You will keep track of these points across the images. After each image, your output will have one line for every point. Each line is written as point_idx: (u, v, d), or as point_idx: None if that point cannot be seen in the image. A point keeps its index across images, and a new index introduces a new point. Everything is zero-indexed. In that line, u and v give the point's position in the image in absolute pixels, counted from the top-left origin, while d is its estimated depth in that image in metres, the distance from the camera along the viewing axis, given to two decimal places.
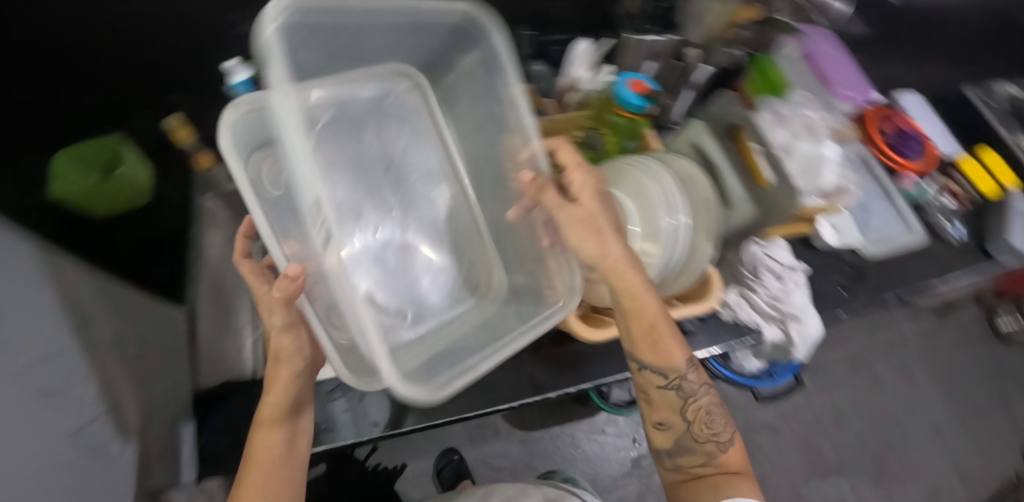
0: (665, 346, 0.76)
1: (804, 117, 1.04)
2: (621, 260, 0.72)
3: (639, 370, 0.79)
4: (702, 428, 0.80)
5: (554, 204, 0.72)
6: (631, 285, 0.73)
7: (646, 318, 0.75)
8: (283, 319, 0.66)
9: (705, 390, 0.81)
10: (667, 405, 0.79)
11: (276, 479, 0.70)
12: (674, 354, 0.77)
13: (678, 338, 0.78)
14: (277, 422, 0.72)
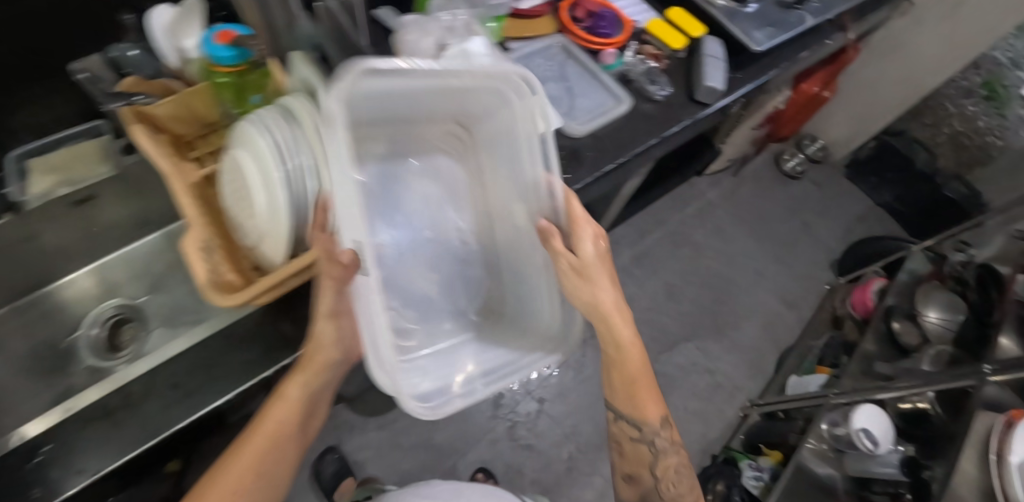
0: (647, 408, 0.64)
1: None
2: (615, 311, 0.55)
3: (633, 437, 0.66)
4: (671, 477, 0.66)
5: (581, 279, 0.54)
6: (619, 326, 0.56)
7: (631, 384, 0.62)
8: (342, 351, 0.54)
9: (687, 480, 0.67)
10: (653, 481, 0.67)
11: (265, 461, 0.51)
12: (649, 413, 0.64)
13: (648, 377, 0.63)
14: (284, 423, 0.53)
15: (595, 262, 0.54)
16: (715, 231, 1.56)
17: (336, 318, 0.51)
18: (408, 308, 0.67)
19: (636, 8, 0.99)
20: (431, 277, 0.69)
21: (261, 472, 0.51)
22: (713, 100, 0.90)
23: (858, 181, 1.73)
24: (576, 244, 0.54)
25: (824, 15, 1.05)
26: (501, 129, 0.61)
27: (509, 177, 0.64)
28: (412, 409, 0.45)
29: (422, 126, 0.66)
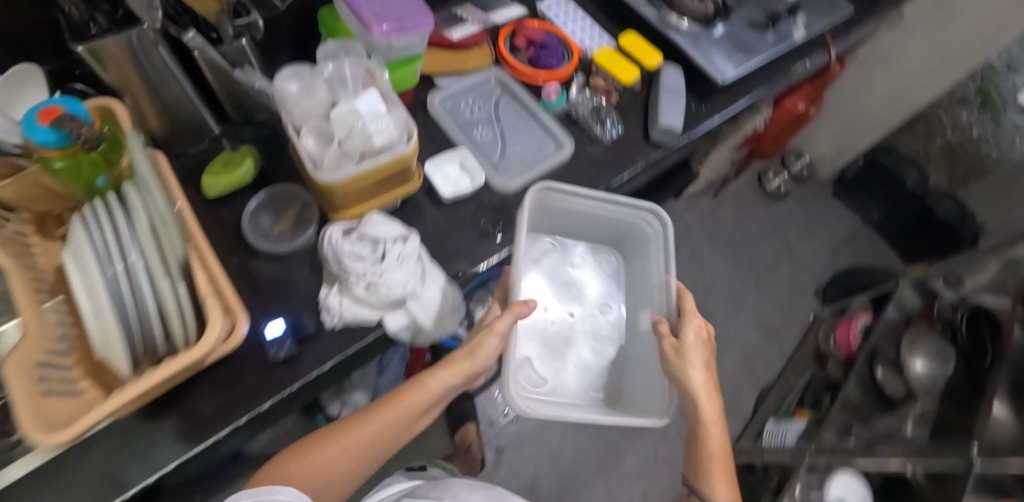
0: (714, 480, 0.58)
1: None
2: (704, 393, 0.58)
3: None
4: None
5: (674, 347, 0.61)
6: (704, 410, 0.58)
7: (704, 457, 0.59)
8: (484, 365, 0.61)
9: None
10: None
11: (382, 433, 0.58)
12: (720, 487, 0.57)
13: (721, 443, 0.59)
14: (415, 408, 0.59)
15: (693, 334, 0.61)
16: (691, 258, 1.46)
17: (466, 352, 0.61)
18: (606, 343, 0.80)
19: (585, 34, 0.89)
20: (558, 325, 0.81)
21: (365, 446, 0.58)
22: (670, 141, 0.79)
23: (846, 200, 1.63)
24: (683, 317, 0.64)
25: (800, 37, 0.94)
26: (638, 250, 0.80)
27: (636, 327, 0.79)
28: (511, 395, 0.62)
29: (594, 282, 0.83)
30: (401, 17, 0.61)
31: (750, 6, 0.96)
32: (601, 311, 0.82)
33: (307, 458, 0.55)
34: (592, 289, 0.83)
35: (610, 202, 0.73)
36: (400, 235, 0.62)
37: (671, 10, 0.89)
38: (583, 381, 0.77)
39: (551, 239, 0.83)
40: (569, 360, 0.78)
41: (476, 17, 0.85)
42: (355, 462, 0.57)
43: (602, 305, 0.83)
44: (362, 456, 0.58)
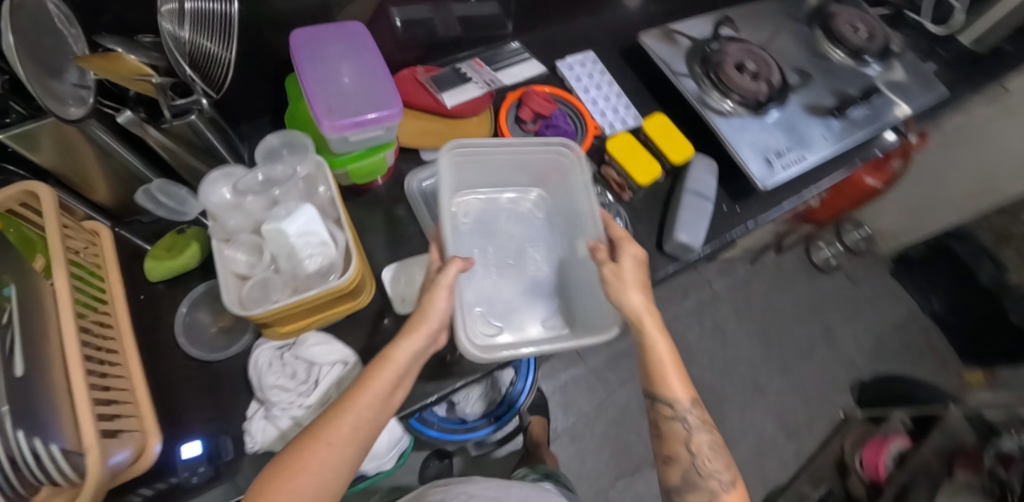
0: (667, 381, 0.52)
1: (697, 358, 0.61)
2: (645, 311, 0.51)
3: (668, 417, 0.53)
4: (705, 458, 0.52)
5: (612, 273, 0.53)
6: (648, 324, 0.51)
7: (657, 370, 0.52)
8: (439, 325, 0.49)
9: (726, 462, 0.52)
10: (687, 469, 0.52)
11: (366, 419, 0.45)
12: (675, 388, 0.52)
13: (675, 355, 0.52)
14: (385, 382, 0.46)
15: (628, 259, 0.54)
16: (713, 333, 1.31)
17: (421, 315, 0.49)
18: (546, 271, 0.66)
19: (607, 106, 0.76)
20: (497, 274, 0.64)
21: (343, 446, 0.43)
22: (684, 257, 0.67)
23: (906, 282, 1.41)
24: (620, 241, 0.56)
25: (872, 129, 0.77)
26: (565, 192, 0.67)
27: (579, 265, 0.64)
28: (470, 347, 0.50)
29: (527, 225, 0.69)
30: (361, 110, 0.51)
31: (814, 85, 0.80)
32: (539, 252, 0.67)
33: (280, 475, 0.41)
34: (522, 234, 0.68)
35: (537, 144, 0.63)
36: (336, 361, 0.55)
37: (715, 86, 0.74)
38: (532, 328, 0.62)
39: (474, 191, 0.69)
40: (508, 309, 0.63)
41: (482, 77, 0.75)
42: (348, 454, 0.43)
43: (538, 245, 0.68)
44: (358, 449, 0.44)
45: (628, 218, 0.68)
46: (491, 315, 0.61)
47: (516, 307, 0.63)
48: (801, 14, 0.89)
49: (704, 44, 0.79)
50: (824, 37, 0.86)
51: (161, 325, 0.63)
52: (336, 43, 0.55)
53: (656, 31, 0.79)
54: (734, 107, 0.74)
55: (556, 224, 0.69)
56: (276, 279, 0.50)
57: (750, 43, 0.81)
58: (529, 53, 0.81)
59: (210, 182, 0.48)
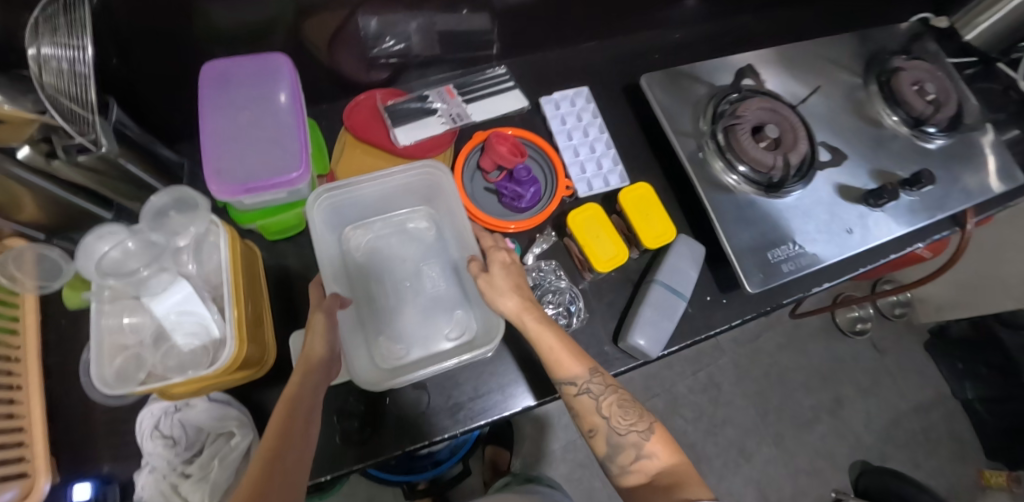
0: (559, 363, 0.47)
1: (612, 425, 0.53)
2: (514, 306, 0.47)
3: (573, 394, 0.47)
4: (617, 416, 0.45)
5: (484, 284, 0.49)
6: (528, 319, 0.47)
7: (548, 356, 0.47)
8: (330, 347, 0.48)
9: (638, 411, 0.46)
10: (608, 433, 0.46)
11: (295, 434, 0.42)
12: (569, 366, 0.47)
13: (557, 329, 0.48)
14: (301, 398, 0.44)
15: (502, 268, 0.50)
16: (706, 386, 1.17)
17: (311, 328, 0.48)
18: (440, 290, 0.60)
19: (588, 158, 0.66)
20: (397, 300, 0.58)
21: (285, 469, 0.40)
22: (640, 358, 0.58)
23: (939, 361, 1.24)
24: (489, 251, 0.52)
25: (910, 225, 0.67)
26: (442, 204, 0.60)
27: (475, 281, 0.57)
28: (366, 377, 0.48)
29: (420, 243, 0.62)
30: (259, 173, 0.47)
31: (850, 160, 0.69)
32: (435, 267, 0.60)
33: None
34: (413, 254, 0.61)
35: (403, 169, 0.56)
36: (227, 427, 0.52)
37: (720, 152, 0.63)
38: (439, 342, 0.56)
39: (364, 223, 0.61)
40: (407, 333, 0.57)
41: (449, 109, 0.65)
42: (291, 477, 0.40)
43: (434, 260, 0.61)
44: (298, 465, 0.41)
45: (579, 300, 0.60)
46: (395, 340, 0.56)
47: (406, 338, 0.57)
48: (856, 64, 0.75)
49: (722, 95, 0.67)
50: (880, 97, 0.73)
51: (77, 348, 0.60)
52: (248, 91, 0.50)
53: (667, 74, 0.67)
54: (741, 180, 0.63)
55: (437, 230, 0.62)
56: (152, 354, 0.47)
57: (779, 99, 0.68)
58: (514, 81, 0.71)
59: (89, 244, 0.46)
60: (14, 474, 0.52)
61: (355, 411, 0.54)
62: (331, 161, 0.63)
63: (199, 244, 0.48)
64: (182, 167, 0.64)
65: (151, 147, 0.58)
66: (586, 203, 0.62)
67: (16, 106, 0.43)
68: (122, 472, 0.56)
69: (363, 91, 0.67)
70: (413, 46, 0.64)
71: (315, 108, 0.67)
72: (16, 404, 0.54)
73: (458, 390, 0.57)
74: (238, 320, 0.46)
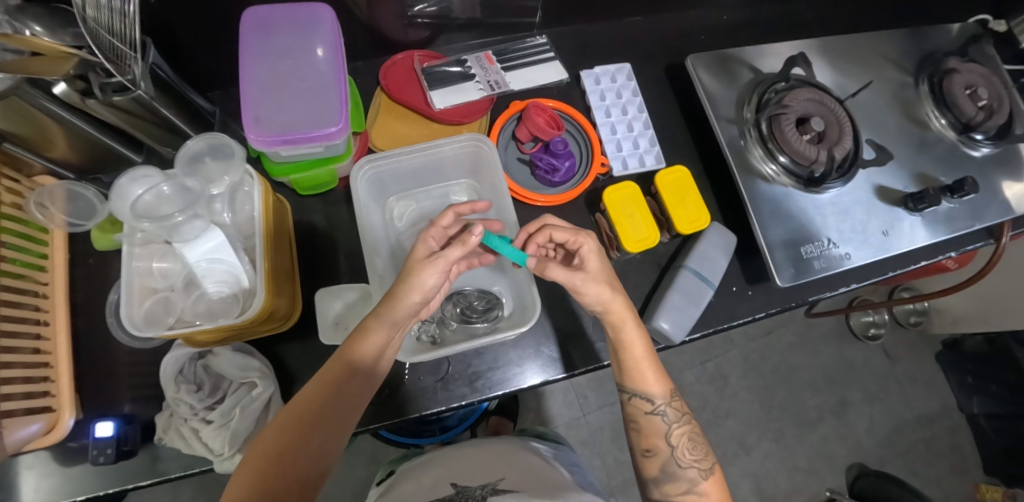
0: (643, 378, 0.48)
1: (653, 431, 0.49)
2: (620, 309, 0.47)
3: (646, 411, 0.49)
4: (685, 448, 0.48)
5: (586, 276, 0.46)
6: (630, 320, 0.48)
7: (633, 367, 0.49)
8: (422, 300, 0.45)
9: (704, 450, 0.49)
10: (669, 461, 0.48)
11: (326, 417, 0.43)
12: (651, 384, 0.48)
13: (648, 346, 0.49)
14: (349, 381, 0.44)
15: (594, 254, 0.48)
16: (713, 377, 1.18)
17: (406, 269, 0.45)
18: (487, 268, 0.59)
19: (625, 137, 0.64)
20: None
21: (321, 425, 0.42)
22: (661, 342, 0.58)
23: (950, 373, 1.23)
24: (578, 240, 0.48)
25: (947, 232, 0.65)
26: (490, 177, 0.58)
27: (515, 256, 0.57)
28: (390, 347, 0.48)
29: None
30: (297, 125, 0.46)
31: (895, 162, 0.66)
32: None
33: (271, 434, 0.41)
34: None
35: (446, 141, 0.55)
36: (250, 377, 0.52)
37: (762, 141, 0.61)
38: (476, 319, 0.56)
39: (408, 194, 0.60)
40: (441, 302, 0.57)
41: (487, 75, 0.63)
42: (334, 420, 0.43)
43: None
44: (323, 446, 0.42)
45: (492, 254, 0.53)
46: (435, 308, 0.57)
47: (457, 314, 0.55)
48: (908, 62, 0.72)
49: (768, 83, 0.64)
50: (930, 98, 0.70)
51: (104, 288, 0.60)
52: (288, 39, 0.49)
53: (714, 56, 0.65)
54: (780, 172, 0.61)
55: (487, 205, 0.61)
56: (181, 300, 0.47)
57: (827, 92, 0.65)
58: (554, 51, 0.68)
59: (122, 186, 0.44)
60: (41, 407, 0.53)
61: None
62: (366, 121, 0.62)
63: (232, 194, 0.48)
64: (214, 115, 0.64)
65: (186, 93, 0.57)
66: (622, 182, 0.61)
67: (55, 39, 0.42)
68: (144, 412, 0.57)
69: (400, 52, 0.66)
70: (454, 7, 0.62)
71: (350, 64, 0.65)
72: (43, 340, 0.54)
73: (477, 358, 0.56)
74: (268, 272, 0.46)
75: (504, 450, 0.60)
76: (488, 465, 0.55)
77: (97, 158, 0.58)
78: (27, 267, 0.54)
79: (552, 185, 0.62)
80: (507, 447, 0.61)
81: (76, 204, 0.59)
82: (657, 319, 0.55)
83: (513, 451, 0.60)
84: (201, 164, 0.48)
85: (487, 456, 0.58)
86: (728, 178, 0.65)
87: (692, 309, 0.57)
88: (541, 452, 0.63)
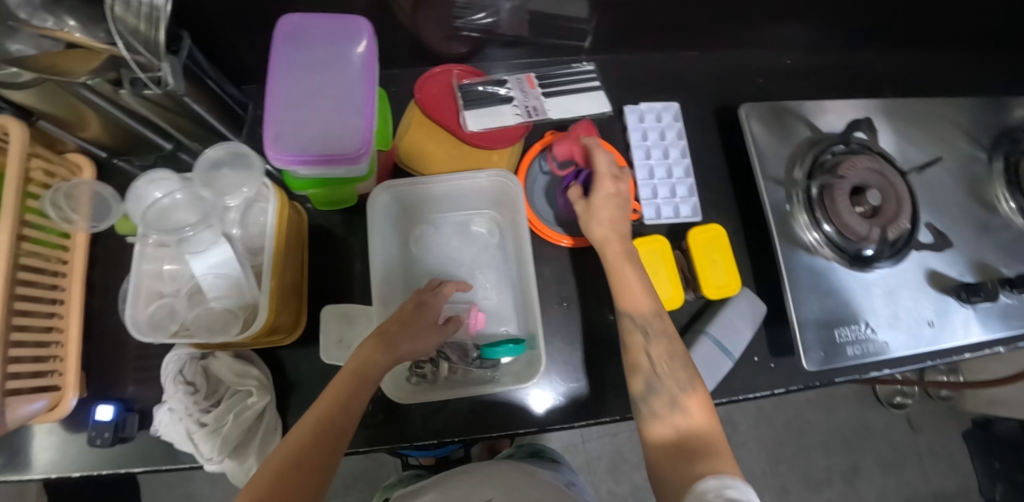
0: (629, 292, 0.48)
1: (635, 348, 0.46)
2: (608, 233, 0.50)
3: (629, 331, 0.47)
4: (664, 364, 0.44)
5: (586, 209, 0.52)
6: (613, 250, 0.50)
7: (619, 286, 0.49)
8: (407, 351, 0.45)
9: (689, 367, 0.44)
10: (648, 376, 0.44)
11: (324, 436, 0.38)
12: (636, 299, 0.47)
13: (643, 269, 0.49)
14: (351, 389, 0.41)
15: (605, 198, 0.51)
16: (721, 422, 1.14)
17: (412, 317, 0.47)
18: (497, 307, 0.56)
19: (662, 182, 0.61)
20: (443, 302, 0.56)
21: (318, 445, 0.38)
22: None
23: (976, 455, 1.16)
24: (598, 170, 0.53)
25: (999, 330, 0.59)
26: (513, 214, 0.56)
27: (527, 299, 0.54)
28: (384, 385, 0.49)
29: (480, 248, 0.58)
30: (318, 146, 0.45)
31: (953, 248, 0.61)
32: (489, 276, 0.57)
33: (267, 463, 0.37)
34: (470, 257, 0.58)
35: (473, 173, 0.53)
36: (246, 385, 0.52)
37: (808, 207, 0.57)
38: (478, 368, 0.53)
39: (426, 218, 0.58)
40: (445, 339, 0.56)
41: (526, 100, 0.60)
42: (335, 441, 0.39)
43: (490, 268, 0.58)
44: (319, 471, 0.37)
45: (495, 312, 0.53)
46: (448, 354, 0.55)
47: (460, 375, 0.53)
48: (984, 135, 0.66)
49: (826, 144, 0.60)
50: (1002, 178, 0.64)
51: (120, 269, 0.61)
52: (321, 53, 0.47)
53: (770, 107, 0.60)
54: (824, 242, 0.57)
55: (507, 241, 0.58)
56: (185, 308, 0.47)
57: (888, 161, 0.60)
58: (599, 80, 0.65)
59: (140, 188, 0.45)
60: (46, 385, 0.53)
61: (372, 396, 0.53)
62: (395, 134, 0.60)
63: (247, 207, 0.47)
64: (246, 108, 0.63)
65: (220, 87, 0.57)
66: (651, 232, 0.58)
67: (88, 34, 0.41)
68: (143, 399, 0.57)
69: (440, 64, 0.64)
70: (503, 23, 0.59)
71: (387, 71, 0.63)
72: (56, 318, 0.55)
73: (476, 399, 0.53)
74: (274, 290, 0.46)
75: (501, 468, 0.59)
76: (483, 481, 0.54)
77: (126, 142, 0.58)
78: (47, 245, 0.55)
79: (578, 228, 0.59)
80: (502, 465, 0.60)
81: (95, 208, 0.59)
82: None
83: (511, 469, 0.59)
84: (221, 170, 0.47)
85: (485, 471, 0.57)
86: (767, 239, 0.61)
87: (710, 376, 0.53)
88: (536, 470, 0.61)
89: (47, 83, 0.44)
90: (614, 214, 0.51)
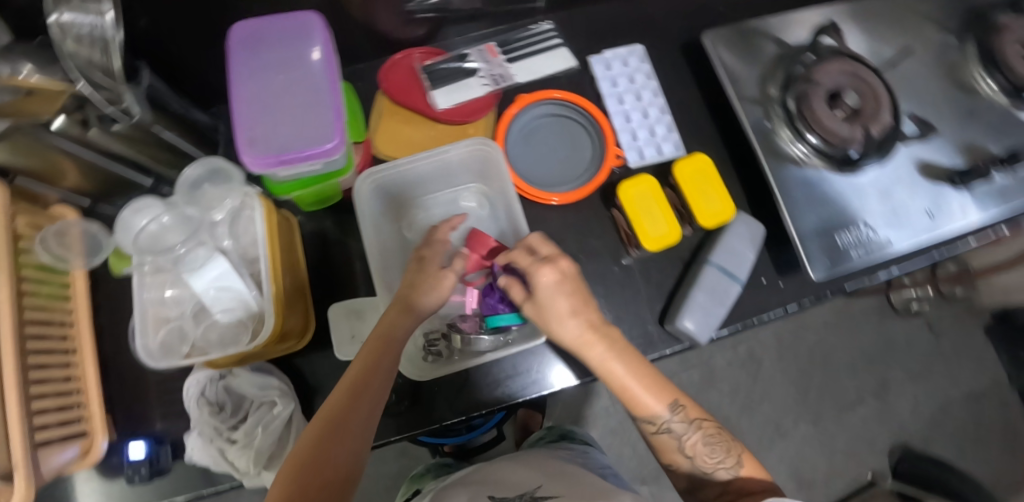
0: (639, 402, 0.42)
1: (669, 448, 0.43)
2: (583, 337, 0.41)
3: (653, 432, 0.43)
4: (703, 455, 0.43)
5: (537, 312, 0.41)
6: (593, 356, 0.41)
7: (623, 394, 0.42)
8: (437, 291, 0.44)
9: (726, 445, 0.43)
10: (693, 470, 0.44)
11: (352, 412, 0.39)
12: (649, 403, 0.42)
13: (635, 358, 0.42)
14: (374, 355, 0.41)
15: (552, 294, 0.40)
16: (746, 361, 1.14)
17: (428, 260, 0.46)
18: None
19: (640, 125, 0.61)
20: None
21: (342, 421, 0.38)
22: (686, 342, 0.55)
23: (1001, 348, 1.16)
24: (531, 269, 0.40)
25: (998, 209, 0.59)
26: (497, 182, 0.56)
27: None
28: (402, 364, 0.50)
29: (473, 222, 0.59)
30: (294, 145, 0.45)
31: (939, 136, 0.61)
32: None
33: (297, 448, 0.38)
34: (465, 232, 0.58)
35: (452, 146, 0.53)
36: (269, 396, 0.52)
37: (789, 121, 0.57)
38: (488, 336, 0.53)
39: (416, 202, 0.59)
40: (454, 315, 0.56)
41: (491, 69, 0.61)
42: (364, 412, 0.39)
43: None
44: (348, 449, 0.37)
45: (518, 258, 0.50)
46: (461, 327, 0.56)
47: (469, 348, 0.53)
48: (953, 20, 0.65)
49: (795, 56, 0.59)
50: (977, 59, 0.63)
51: (126, 311, 0.61)
52: (280, 52, 0.47)
53: (733, 30, 0.60)
54: (812, 152, 0.57)
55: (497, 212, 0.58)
56: (193, 327, 0.47)
57: (861, 62, 0.59)
58: (560, 38, 0.65)
59: (125, 217, 0.45)
60: (76, 432, 0.54)
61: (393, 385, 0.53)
62: (368, 128, 0.60)
63: (235, 218, 0.48)
64: (217, 130, 0.63)
65: (188, 113, 0.57)
66: (637, 174, 0.58)
67: (47, 75, 0.39)
68: (173, 431, 0.58)
69: (399, 51, 0.63)
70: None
71: (349, 67, 0.63)
72: (72, 367, 0.56)
73: (496, 367, 0.54)
74: (277, 295, 0.46)
75: (534, 458, 0.58)
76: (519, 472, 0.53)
77: (108, 184, 0.58)
78: (50, 298, 0.55)
79: (566, 182, 0.59)
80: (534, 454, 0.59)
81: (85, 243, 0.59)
82: (683, 320, 0.53)
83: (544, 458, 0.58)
84: (204, 188, 0.49)
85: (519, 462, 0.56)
86: (754, 163, 0.61)
87: (721, 304, 0.53)
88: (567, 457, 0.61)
89: (14, 133, 0.43)
90: (580, 323, 0.41)
